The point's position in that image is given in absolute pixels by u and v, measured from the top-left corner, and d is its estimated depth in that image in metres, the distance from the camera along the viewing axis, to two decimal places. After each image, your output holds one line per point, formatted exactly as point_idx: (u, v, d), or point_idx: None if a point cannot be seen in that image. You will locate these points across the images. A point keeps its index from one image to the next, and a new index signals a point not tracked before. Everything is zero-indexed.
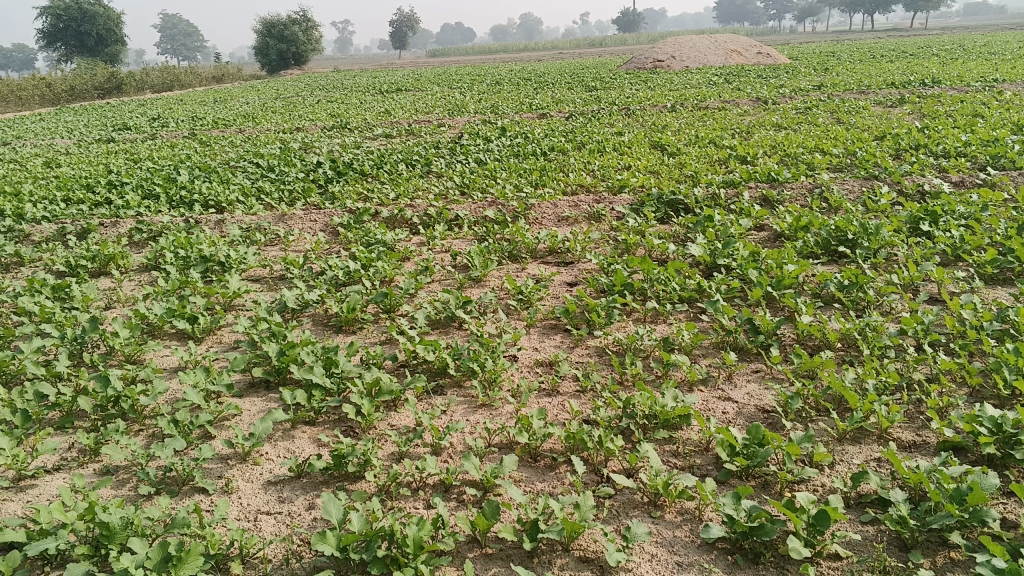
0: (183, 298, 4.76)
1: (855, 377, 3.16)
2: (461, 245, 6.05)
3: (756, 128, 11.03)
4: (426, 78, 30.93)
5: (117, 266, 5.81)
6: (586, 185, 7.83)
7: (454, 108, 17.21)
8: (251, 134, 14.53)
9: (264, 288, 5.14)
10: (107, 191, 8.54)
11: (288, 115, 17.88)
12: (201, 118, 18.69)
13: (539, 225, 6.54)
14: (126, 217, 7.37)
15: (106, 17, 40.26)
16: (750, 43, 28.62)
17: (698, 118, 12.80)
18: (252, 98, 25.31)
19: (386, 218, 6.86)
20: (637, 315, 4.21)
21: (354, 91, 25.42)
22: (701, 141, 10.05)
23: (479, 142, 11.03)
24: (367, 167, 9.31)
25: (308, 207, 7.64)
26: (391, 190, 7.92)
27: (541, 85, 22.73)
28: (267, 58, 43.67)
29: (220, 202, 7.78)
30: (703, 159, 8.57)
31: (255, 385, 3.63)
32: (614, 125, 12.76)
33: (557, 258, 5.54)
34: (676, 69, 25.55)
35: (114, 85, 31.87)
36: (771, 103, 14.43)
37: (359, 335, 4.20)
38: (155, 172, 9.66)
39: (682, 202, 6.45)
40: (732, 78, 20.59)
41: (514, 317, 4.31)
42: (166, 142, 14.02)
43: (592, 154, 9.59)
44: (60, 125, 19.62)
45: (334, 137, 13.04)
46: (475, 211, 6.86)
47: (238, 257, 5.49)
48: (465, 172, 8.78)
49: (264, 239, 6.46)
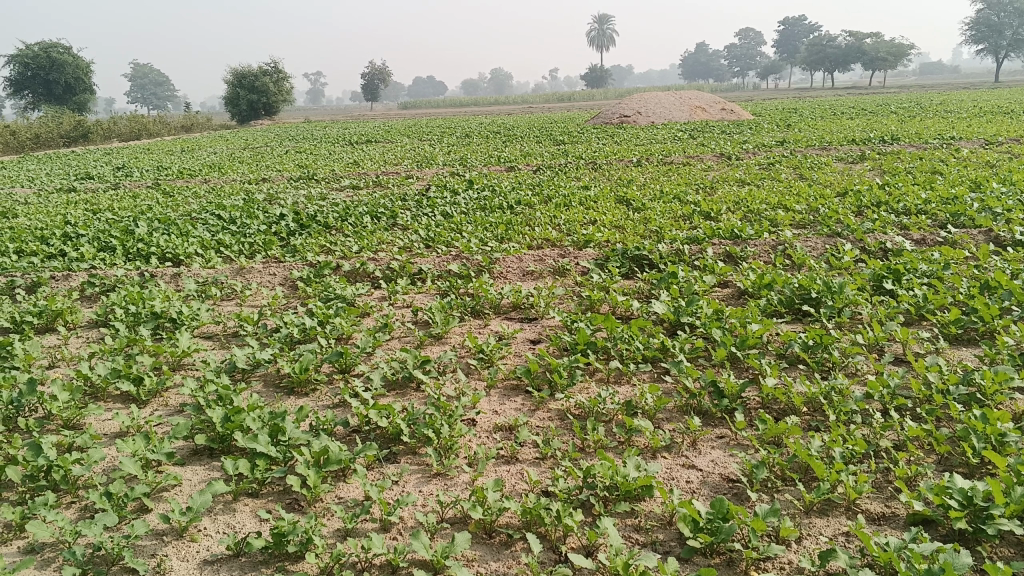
0: (129, 358, 4.58)
1: (821, 445, 3.07)
2: (423, 300, 5.93)
3: (720, 183, 11.12)
4: (396, 129, 31.08)
5: (64, 322, 5.61)
6: (551, 239, 7.78)
7: (423, 159, 17.22)
8: (216, 185, 14.38)
9: (217, 346, 4.97)
10: (61, 243, 8.33)
11: (255, 166, 17.77)
12: (166, 167, 18.52)
13: (503, 280, 6.45)
14: (79, 270, 7.16)
15: (75, 66, 40.21)
16: (714, 99, 29.18)
17: (664, 173, 12.90)
18: (220, 148, 25.20)
19: (348, 272, 6.73)
20: (600, 375, 4.10)
21: (323, 142, 25.43)
22: (666, 195, 10.09)
23: (445, 195, 10.98)
24: (331, 219, 9.20)
25: (268, 260, 7.49)
26: (354, 243, 7.81)
27: (509, 138, 22.92)
28: (237, 109, 43.69)
29: (177, 254, 7.61)
30: (668, 213, 8.59)
31: (199, 452, 3.46)
32: (580, 178, 12.81)
33: (520, 314, 5.44)
34: (643, 123, 25.94)
35: (79, 133, 31.61)
36: (736, 159, 14.62)
37: (312, 397, 4.05)
38: (113, 223, 9.47)
39: (647, 257, 6.40)
40: (697, 134, 20.91)
41: (473, 377, 4.18)
42: (127, 192, 13.82)
43: (558, 208, 9.57)
44: (21, 173, 19.34)
45: (299, 188, 12.92)
46: (438, 265, 6.76)
47: (191, 313, 5.33)
48: (430, 224, 8.70)
49: (220, 294, 6.29)
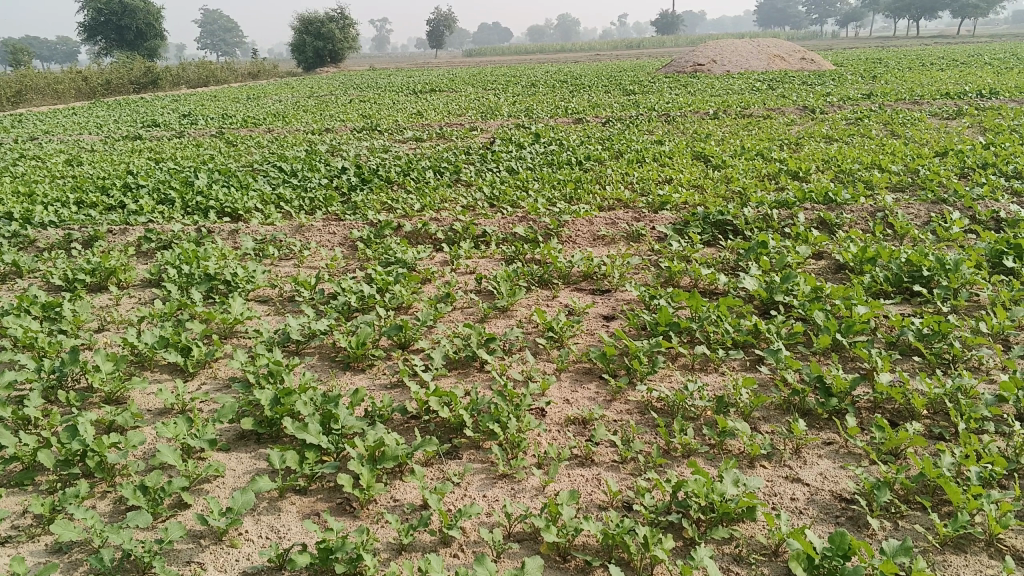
0: (178, 325, 4.34)
1: (952, 462, 2.63)
2: (488, 266, 5.56)
3: (805, 140, 10.41)
4: (461, 78, 30.55)
5: (118, 281, 5.41)
6: (624, 200, 7.31)
7: (488, 110, 16.77)
8: (280, 135, 14.20)
9: (271, 312, 4.70)
10: (122, 194, 8.19)
11: (319, 116, 17.55)
12: (231, 116, 18.45)
13: (573, 245, 6.04)
14: (137, 224, 6.99)
15: (146, 11, 40.49)
16: (794, 48, 27.81)
17: (742, 127, 12.19)
18: (286, 96, 25.12)
19: (409, 232, 6.40)
20: (685, 361, 3.69)
21: (388, 91, 25.07)
22: (747, 152, 9.47)
23: (511, 149, 10.53)
24: (393, 174, 8.87)
25: (328, 217, 7.21)
26: (416, 200, 7.47)
27: (577, 88, 22.23)
28: (303, 56, 43.58)
29: (236, 209, 7.38)
30: (750, 173, 8.01)
31: (245, 437, 3.18)
32: (652, 132, 12.20)
33: (592, 284, 5.04)
34: (717, 74, 24.85)
35: (150, 80, 31.89)
36: (819, 113, 13.76)
37: (368, 375, 3.74)
38: (175, 174, 9.31)
39: (731, 223, 5.91)
40: (776, 85, 19.90)
41: (544, 358, 3.82)
42: (192, 141, 13.71)
43: (630, 165, 9.05)
44: (91, 121, 19.52)
45: (363, 140, 12.63)
46: (504, 227, 6.37)
47: (246, 275, 5.06)
48: (495, 181, 8.31)
49: (278, 253, 6.03)
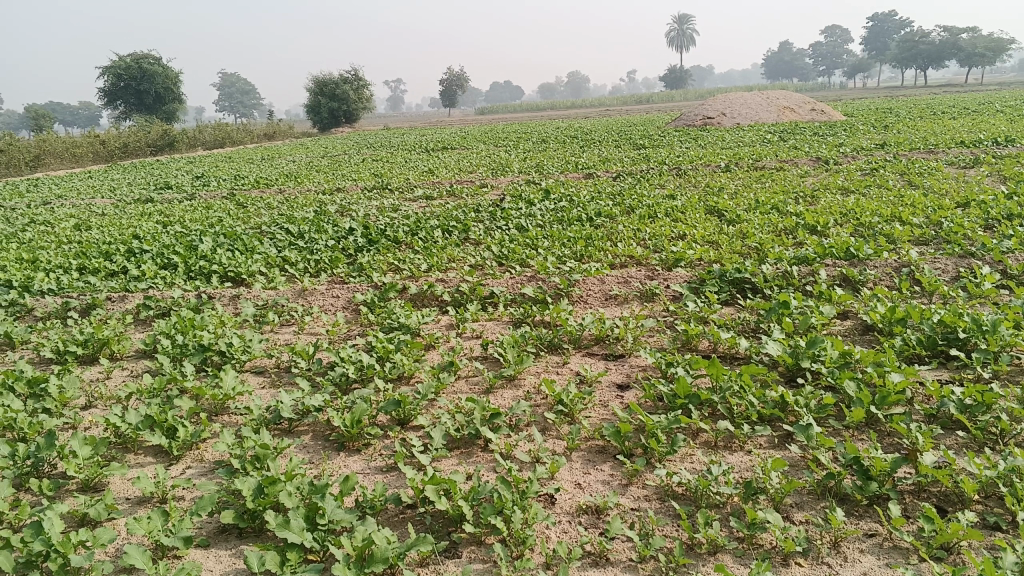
0: (167, 402, 4.11)
1: (1013, 560, 2.33)
2: (496, 330, 5.32)
3: (821, 192, 10.20)
4: (473, 134, 30.72)
5: (111, 352, 5.21)
6: (637, 257, 7.08)
7: (499, 166, 16.72)
8: (290, 194, 14.16)
9: (266, 385, 4.46)
10: (125, 259, 8.05)
11: (330, 175, 17.56)
12: (243, 177, 18.48)
13: (585, 306, 5.79)
14: (137, 290, 6.81)
15: (164, 75, 41.24)
16: (804, 100, 27.85)
17: (756, 179, 12.01)
18: (299, 156, 25.28)
19: (414, 295, 6.18)
20: (706, 438, 3.41)
21: (399, 149, 25.18)
22: (762, 205, 9.25)
23: (521, 205, 10.37)
24: (401, 233, 8.70)
25: (332, 280, 7.02)
26: (423, 261, 7.27)
27: (588, 143, 22.23)
28: (317, 116, 44.17)
29: (239, 273, 7.20)
30: (767, 227, 7.77)
31: (227, 532, 2.92)
32: (664, 186, 12.02)
33: (604, 348, 4.77)
34: (728, 126, 24.85)
35: (167, 142, 32.29)
36: (833, 164, 13.57)
37: (365, 456, 3.48)
38: (180, 237, 9.18)
39: (749, 281, 5.67)
40: (788, 136, 19.79)
41: (553, 435, 3.55)
42: (202, 202, 13.67)
43: (643, 220, 8.85)
44: (105, 183, 19.63)
45: (372, 199, 12.54)
46: (512, 288, 6.15)
47: (241, 345, 4.84)
48: (504, 239, 8.12)
49: (278, 320, 5.82)
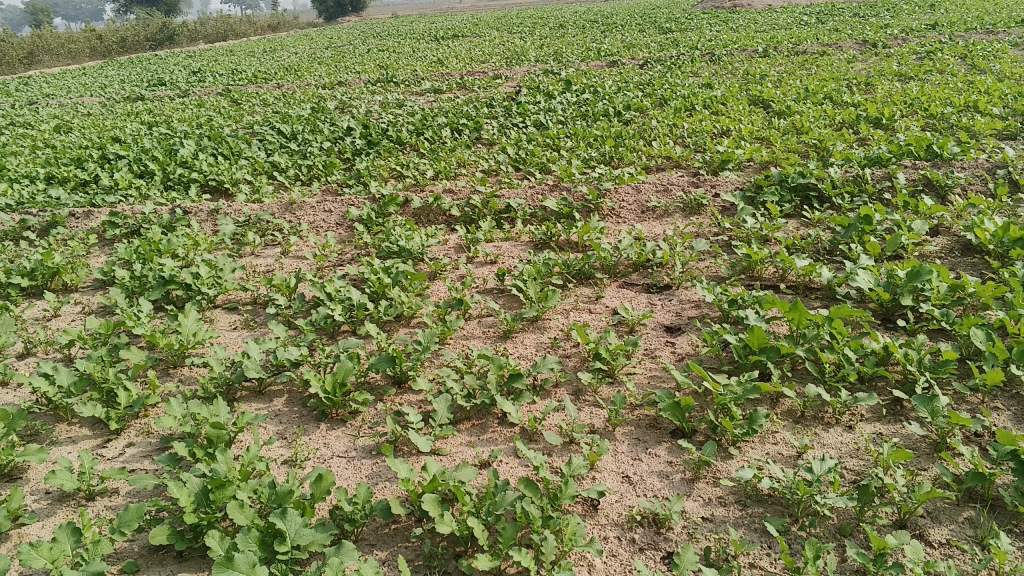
0: (110, 353, 3.35)
1: None
2: (513, 253, 4.51)
3: (876, 78, 9.09)
4: (487, 22, 29.02)
5: (62, 283, 4.42)
6: (674, 159, 6.17)
7: (515, 55, 15.51)
8: (290, 90, 13.15)
9: (237, 330, 3.70)
10: (99, 167, 7.19)
11: (335, 68, 16.40)
12: (243, 72, 17.31)
13: (617, 222, 4.96)
14: (106, 205, 6.00)
15: None
16: None
17: (799, 66, 10.84)
18: (303, 48, 23.90)
19: (418, 209, 5.34)
20: (790, 412, 2.62)
21: (408, 39, 23.69)
22: (812, 95, 8.22)
23: (538, 99, 9.34)
24: (405, 133, 7.76)
25: (327, 190, 6.19)
26: (429, 166, 6.40)
27: (608, 28, 20.73)
28: (323, 6, 42.14)
29: (222, 184, 6.35)
30: (823, 121, 6.79)
31: (161, 552, 2.21)
32: (697, 75, 10.89)
33: (645, 278, 3.95)
34: (759, 7, 23.18)
35: (167, 36, 30.77)
36: (882, 47, 12.33)
37: (348, 433, 2.73)
38: (163, 141, 8.28)
39: (815, 188, 4.82)
40: (826, 18, 18.25)
41: (590, 400, 2.77)
42: (195, 100, 12.65)
43: (678, 115, 7.84)
44: (100, 81, 18.56)
45: (377, 94, 11.50)
46: (532, 199, 5.31)
47: (210, 275, 4.04)
48: (521, 139, 7.21)
49: (260, 241, 5.02)
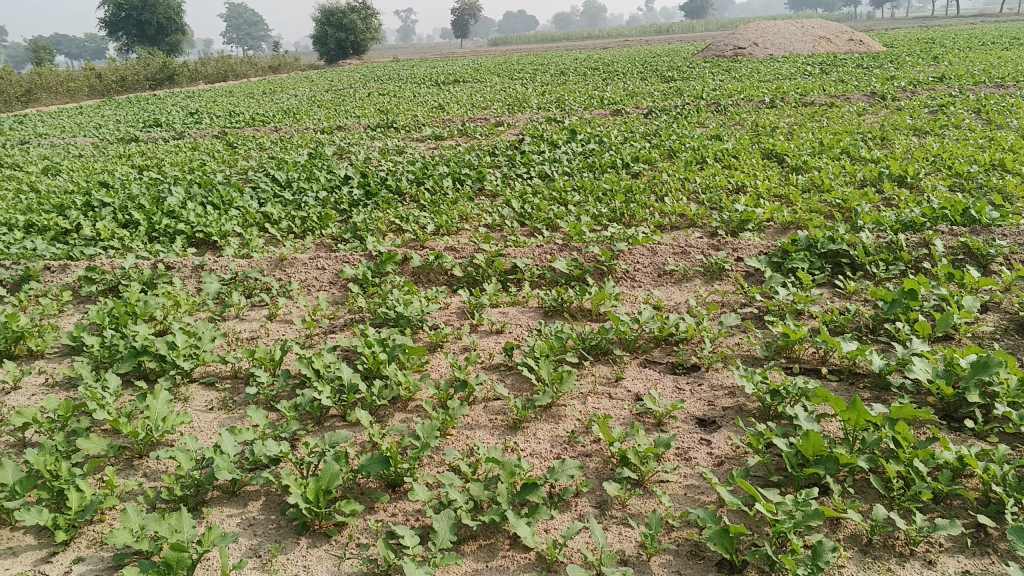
0: (67, 441, 2.93)
1: None
2: (522, 321, 4.14)
3: (891, 133, 8.82)
4: (487, 67, 29.03)
5: (26, 349, 4.01)
6: (690, 217, 5.83)
7: (516, 101, 15.30)
8: (288, 134, 12.86)
9: (213, 413, 3.29)
10: (81, 214, 6.81)
11: (335, 112, 16.16)
12: (241, 114, 17.06)
13: (633, 287, 4.60)
14: (84, 257, 5.61)
15: (168, 6, 39.18)
16: (840, 29, 25.95)
17: (809, 118, 10.60)
18: (302, 91, 23.75)
19: (417, 268, 4.97)
20: (855, 540, 2.22)
21: (408, 83, 23.57)
22: (827, 149, 7.91)
23: (543, 148, 9.05)
24: (404, 183, 7.42)
25: (321, 245, 5.83)
26: (430, 220, 6.05)
27: (610, 76, 20.65)
28: (325, 48, 42.34)
29: (210, 236, 5.98)
30: (844, 178, 6.48)
31: None
32: (704, 126, 10.63)
33: (669, 355, 3.57)
34: (759, 57, 23.19)
35: (167, 75, 30.64)
36: (891, 100, 12.12)
37: (333, 554, 2.32)
38: (152, 187, 7.92)
39: (847, 255, 4.47)
40: (830, 69, 18.19)
41: (618, 518, 2.37)
42: (189, 143, 12.34)
43: (690, 168, 7.53)
44: (96, 121, 18.28)
45: (376, 139, 11.21)
46: (541, 260, 4.95)
47: (187, 346, 3.64)
48: (526, 191, 6.88)
49: (247, 302, 4.63)
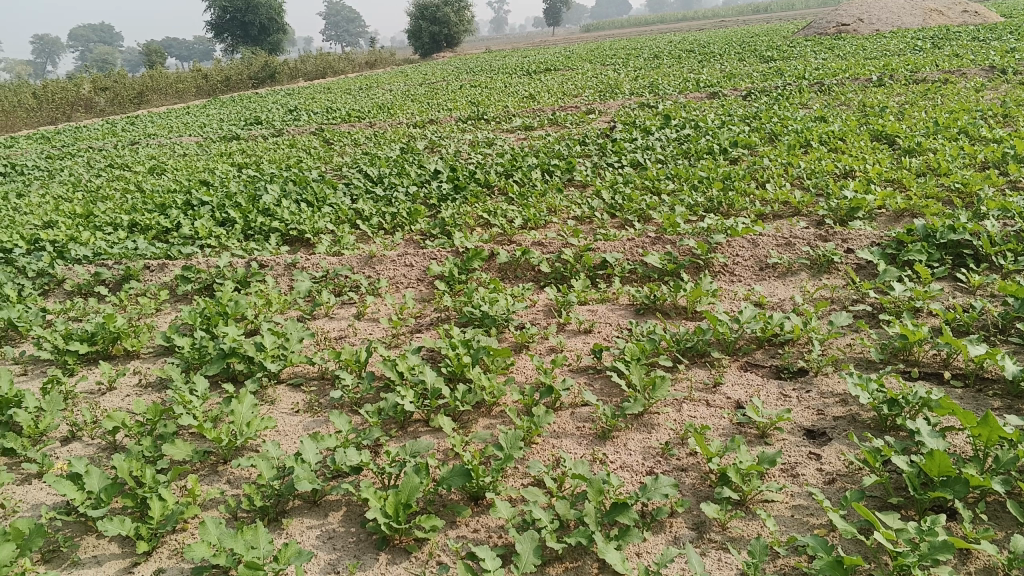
0: (155, 445, 2.94)
1: None
2: (613, 319, 3.96)
3: (1015, 109, 8.17)
4: (579, 54, 28.70)
5: (123, 349, 4.09)
6: (793, 205, 5.51)
7: (609, 88, 15.00)
8: (381, 129, 12.96)
9: (298, 416, 3.25)
10: (181, 213, 6.98)
11: (427, 105, 16.24)
12: (336, 110, 17.35)
13: (732, 282, 4.36)
14: (182, 256, 5.73)
15: (268, 6, 40.32)
16: (954, 1, 24.47)
17: (922, 96, 9.96)
18: (396, 85, 24.00)
19: (505, 264, 4.85)
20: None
21: (500, 74, 23.51)
22: (943, 129, 7.38)
23: (635, 135, 8.78)
24: (493, 176, 7.32)
25: (410, 241, 5.78)
26: (519, 213, 5.92)
27: (705, 58, 20.04)
28: (419, 42, 42.78)
29: (302, 233, 6.02)
30: (963, 160, 6.01)
31: None
32: (807, 107, 10.13)
33: (772, 358, 3.33)
34: (865, 33, 22.08)
35: (268, 73, 31.52)
36: (1013, 73, 11.28)
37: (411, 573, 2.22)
38: (249, 185, 8.07)
39: (971, 246, 4.10)
40: (944, 42, 17.12)
41: (715, 544, 2.18)
42: (286, 140, 12.61)
43: (792, 152, 7.15)
44: (201, 120, 18.95)
45: (467, 131, 11.16)
46: (633, 254, 4.75)
47: (274, 348, 3.62)
48: (618, 181, 6.66)
49: (336, 300, 4.61)
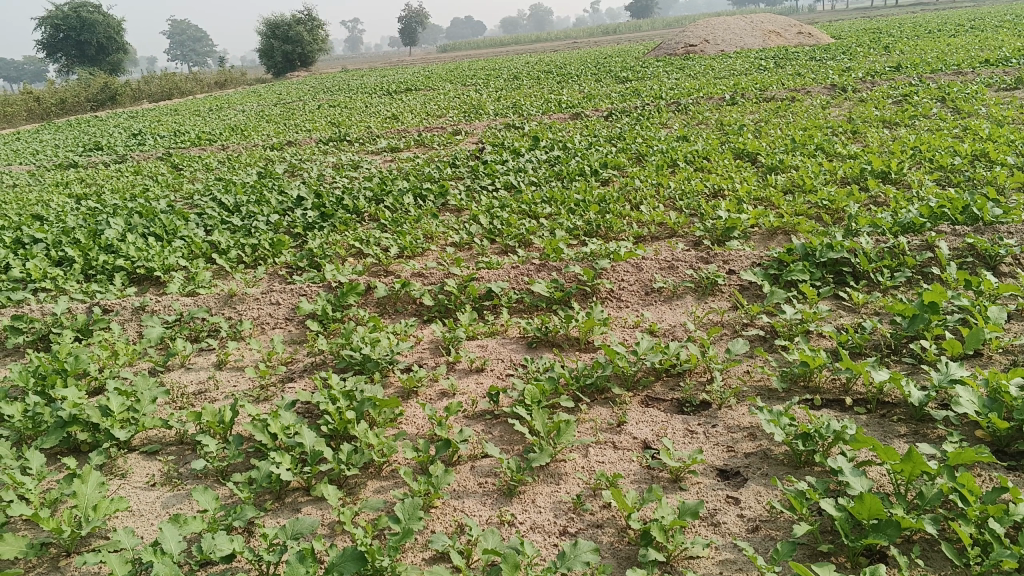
0: None
1: None
2: (503, 354, 3.73)
3: (862, 126, 8.58)
4: (439, 74, 28.60)
5: None
6: (670, 226, 5.48)
7: (473, 108, 14.88)
8: (236, 153, 12.27)
9: (156, 492, 2.82)
10: (9, 252, 6.22)
11: (285, 126, 15.58)
12: (185, 133, 16.36)
13: (620, 309, 4.23)
14: (11, 303, 5.06)
15: (106, 24, 37.96)
16: (788, 23, 26.03)
17: (774, 114, 10.36)
18: (250, 106, 23.01)
19: (383, 298, 4.53)
20: None
21: (359, 94, 23.02)
22: (800, 146, 7.63)
23: (505, 156, 8.65)
24: (362, 202, 6.96)
25: (275, 277, 5.35)
26: (393, 241, 5.60)
27: (564, 78, 20.34)
28: (271, 61, 41.48)
29: (152, 271, 5.46)
30: (825, 177, 6.19)
31: None
32: (668, 127, 10.34)
33: (673, 391, 3.19)
34: (711, 53, 23.10)
35: (108, 95, 29.50)
36: (853, 91, 11.97)
37: None
38: (89, 218, 7.34)
39: (850, 263, 4.14)
40: (784, 63, 18.09)
41: None
42: (131, 167, 11.71)
43: (662, 172, 7.19)
44: (33, 146, 17.43)
45: (330, 154, 10.71)
46: (517, 283, 4.54)
47: (123, 411, 3.17)
48: (493, 204, 6.47)
49: (194, 347, 4.15)
